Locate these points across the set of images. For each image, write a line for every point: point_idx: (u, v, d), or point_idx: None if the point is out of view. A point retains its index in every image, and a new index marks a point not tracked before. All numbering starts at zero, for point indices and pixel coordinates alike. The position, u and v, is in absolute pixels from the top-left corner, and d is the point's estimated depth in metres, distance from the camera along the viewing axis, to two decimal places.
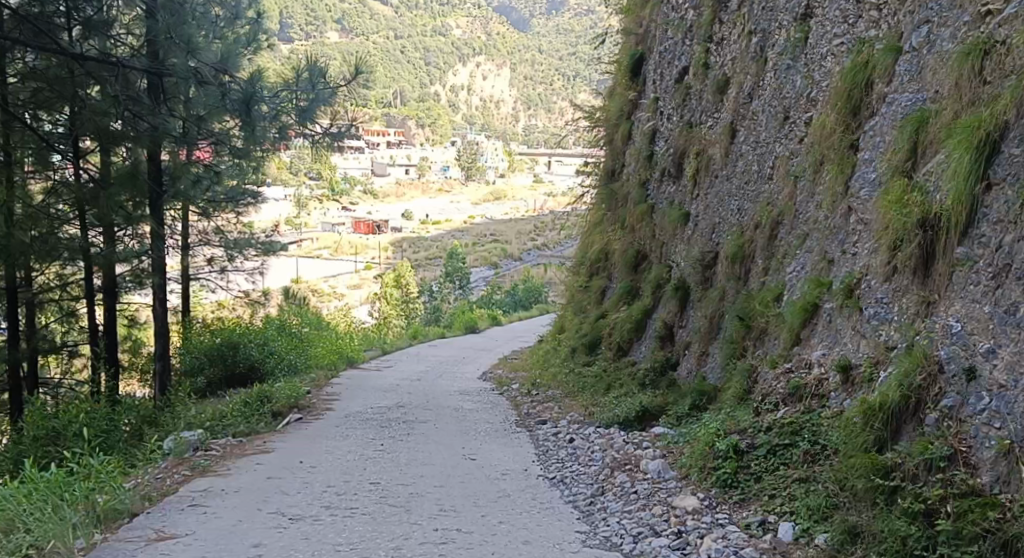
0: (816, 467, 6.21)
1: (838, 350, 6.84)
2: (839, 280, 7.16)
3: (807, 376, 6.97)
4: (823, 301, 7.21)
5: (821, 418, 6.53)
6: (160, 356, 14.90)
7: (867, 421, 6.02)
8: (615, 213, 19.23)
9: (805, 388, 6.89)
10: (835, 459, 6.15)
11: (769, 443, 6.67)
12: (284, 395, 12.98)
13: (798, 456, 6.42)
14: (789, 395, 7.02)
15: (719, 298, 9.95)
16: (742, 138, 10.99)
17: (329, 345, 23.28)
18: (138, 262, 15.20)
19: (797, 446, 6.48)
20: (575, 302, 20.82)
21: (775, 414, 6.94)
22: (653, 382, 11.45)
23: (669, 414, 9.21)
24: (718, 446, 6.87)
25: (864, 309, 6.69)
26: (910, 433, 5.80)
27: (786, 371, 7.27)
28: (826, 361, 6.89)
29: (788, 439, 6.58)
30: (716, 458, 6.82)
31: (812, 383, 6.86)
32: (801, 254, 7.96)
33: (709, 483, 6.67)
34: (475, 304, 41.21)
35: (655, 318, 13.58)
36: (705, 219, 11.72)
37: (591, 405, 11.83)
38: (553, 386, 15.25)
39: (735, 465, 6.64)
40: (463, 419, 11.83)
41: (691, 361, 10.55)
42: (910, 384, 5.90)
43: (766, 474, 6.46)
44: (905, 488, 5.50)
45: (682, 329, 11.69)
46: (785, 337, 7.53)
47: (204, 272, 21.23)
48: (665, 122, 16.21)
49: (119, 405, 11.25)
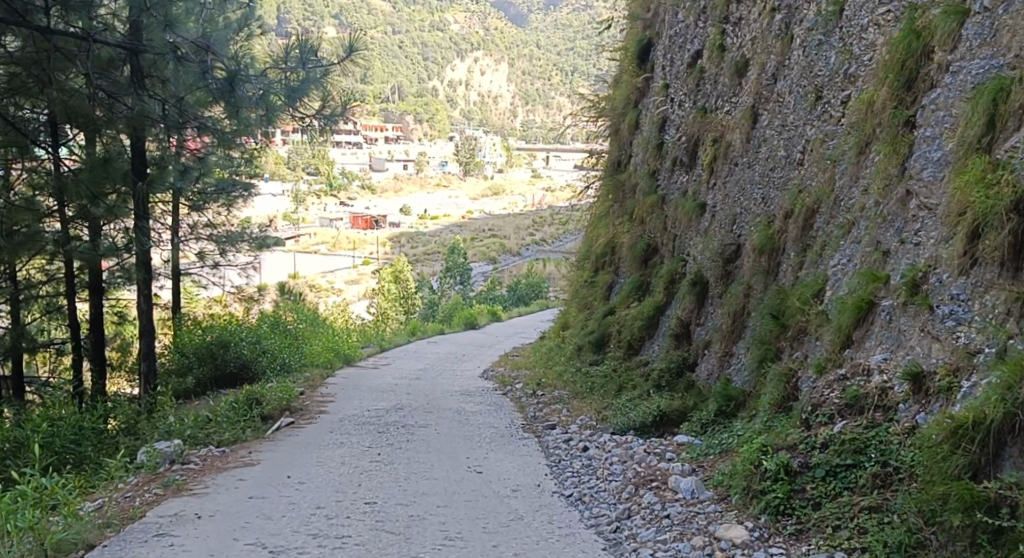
0: (889, 494, 5.49)
1: (904, 354, 6.08)
2: (898, 274, 6.43)
3: (866, 384, 6.20)
4: (879, 298, 6.49)
5: (890, 434, 5.78)
6: (145, 355, 14.12)
7: (954, 442, 5.28)
8: (622, 205, 18.49)
9: (865, 398, 6.11)
10: (912, 485, 5.43)
11: (828, 462, 5.91)
12: (273, 398, 12.22)
13: (865, 479, 5.66)
14: (846, 406, 6.23)
15: (743, 294, 9.23)
16: (766, 121, 10.26)
17: (325, 342, 22.56)
18: (124, 259, 14.40)
19: (863, 467, 5.74)
20: (579, 298, 20.07)
21: (831, 427, 6.16)
22: (670, 384, 10.73)
23: (692, 421, 8.50)
24: (765, 466, 6.12)
25: (936, 307, 5.95)
26: (1015, 457, 5.06)
27: (838, 379, 6.47)
28: (889, 366, 6.13)
29: (850, 460, 5.82)
30: (764, 480, 6.07)
31: (873, 393, 6.08)
32: (847, 244, 7.23)
33: (758, 510, 5.95)
34: (474, 300, 40.40)
35: (669, 315, 12.85)
36: (725, 209, 10.99)
37: (603, 409, 11.10)
38: (560, 386, 14.54)
39: (787, 490, 5.91)
40: (465, 424, 11.10)
41: (712, 362, 9.83)
42: (1014, 398, 5.12)
43: (826, 500, 5.72)
44: (1016, 529, 4.82)
45: (700, 327, 10.97)
46: (831, 338, 6.80)
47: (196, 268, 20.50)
48: (676, 109, 15.47)
49: (99, 409, 10.51)
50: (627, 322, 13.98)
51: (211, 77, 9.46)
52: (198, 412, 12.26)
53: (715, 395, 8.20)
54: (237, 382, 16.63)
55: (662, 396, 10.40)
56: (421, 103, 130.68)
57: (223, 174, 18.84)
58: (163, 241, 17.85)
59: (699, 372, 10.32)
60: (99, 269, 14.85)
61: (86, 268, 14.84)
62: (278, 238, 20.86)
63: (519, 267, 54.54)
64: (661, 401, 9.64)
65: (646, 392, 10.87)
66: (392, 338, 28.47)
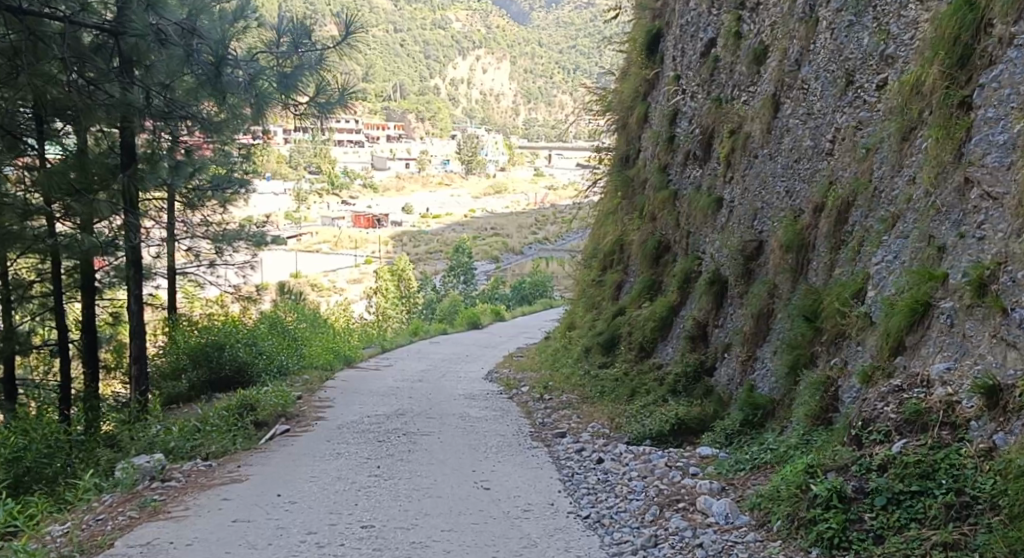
0: (968, 528, 4.97)
1: (972, 364, 5.57)
2: (959, 271, 5.91)
3: (927, 396, 5.65)
4: (938, 299, 5.96)
5: (963, 456, 5.26)
6: (136, 358, 13.51)
7: None
8: (631, 201, 17.90)
9: (928, 413, 5.55)
10: (994, 517, 4.94)
11: (889, 488, 5.35)
12: (268, 403, 11.65)
13: (937, 510, 5.12)
14: (904, 422, 5.64)
15: (767, 294, 8.64)
16: (789, 109, 9.67)
17: (325, 343, 21.99)
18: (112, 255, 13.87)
19: (931, 495, 5.19)
20: (586, 297, 19.45)
21: (889, 447, 5.59)
22: (689, 390, 10.12)
23: (713, 432, 7.95)
24: (816, 491, 5.55)
25: (1010, 311, 5.46)
26: None
27: (892, 390, 5.89)
28: (953, 378, 5.60)
29: (917, 487, 5.27)
30: (814, 508, 5.51)
31: (938, 407, 5.53)
32: (893, 239, 6.66)
33: (809, 542, 5.39)
34: (478, 300, 39.74)
35: (684, 316, 12.25)
36: (744, 203, 10.41)
37: (616, 416, 10.50)
38: (568, 390, 13.97)
39: (842, 519, 5.35)
40: (470, 431, 10.53)
41: (733, 367, 9.23)
42: None
43: (890, 532, 5.18)
44: None
45: (719, 329, 10.37)
46: (880, 343, 6.29)
47: (192, 268, 19.94)
48: (688, 101, 14.88)
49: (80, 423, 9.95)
50: (639, 322, 13.38)
51: (194, 61, 8.99)
52: (190, 419, 11.69)
53: (742, 403, 7.62)
54: (232, 386, 16.00)
55: (680, 402, 9.79)
56: (423, 101, 130.11)
57: (217, 170, 18.28)
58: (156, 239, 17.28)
59: (719, 377, 9.73)
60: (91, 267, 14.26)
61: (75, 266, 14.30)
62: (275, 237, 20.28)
63: (522, 266, 53.86)
64: (680, 408, 9.06)
65: (664, 399, 10.27)
66: (394, 339, 27.84)
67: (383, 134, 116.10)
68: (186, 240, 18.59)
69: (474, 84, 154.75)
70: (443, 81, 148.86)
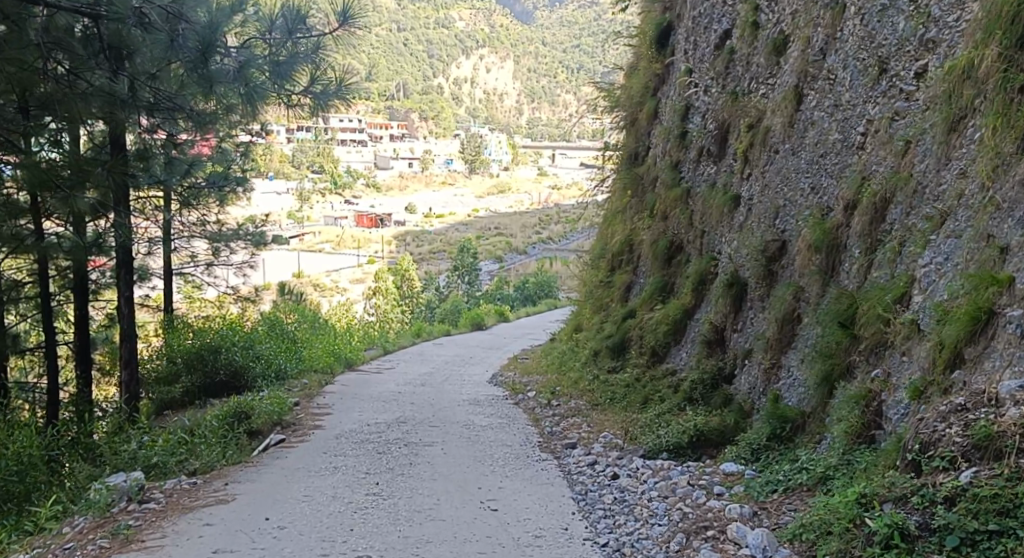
0: None
1: None
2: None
3: (998, 418, 5.09)
4: (1003, 306, 5.46)
5: None
6: (127, 363, 12.96)
7: None
8: (640, 200, 17.38)
9: (1003, 439, 4.99)
10: None
11: (961, 526, 4.81)
12: (264, 410, 11.17)
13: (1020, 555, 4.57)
14: (974, 447, 5.09)
15: (792, 297, 8.12)
16: (814, 100, 9.16)
17: (325, 345, 21.48)
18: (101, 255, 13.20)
19: (1012, 537, 4.65)
20: (593, 298, 18.93)
21: (958, 477, 5.03)
22: (706, 399, 9.61)
23: (736, 446, 7.45)
24: (874, 528, 5.04)
25: None
26: None
27: (955, 409, 5.33)
28: None
29: (995, 525, 4.72)
30: (873, 547, 5.00)
31: (1013, 432, 4.96)
32: (944, 238, 6.19)
33: None
34: (482, 300, 39.19)
35: (698, 319, 11.73)
36: (765, 200, 9.91)
37: (629, 426, 10.00)
38: (577, 396, 13.45)
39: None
40: (474, 441, 10.05)
41: (755, 375, 8.72)
42: None
43: None
44: None
45: (738, 334, 9.86)
46: (932, 352, 5.84)
47: (189, 268, 19.45)
48: (701, 96, 14.37)
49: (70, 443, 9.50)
50: (650, 325, 12.86)
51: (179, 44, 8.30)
52: (183, 428, 11.22)
53: (768, 416, 7.10)
54: (228, 391, 15.48)
55: (698, 412, 9.28)
56: (427, 101, 129.75)
57: (216, 168, 17.80)
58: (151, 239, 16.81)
59: (739, 385, 9.21)
60: (85, 268, 13.74)
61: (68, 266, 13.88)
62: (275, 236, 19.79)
63: (526, 266, 53.30)
64: (698, 419, 8.55)
65: (680, 407, 9.76)
66: (397, 340, 27.30)
67: (386, 133, 115.61)
68: (183, 240, 18.12)
69: (478, 83, 154.19)
70: (447, 80, 148.41)
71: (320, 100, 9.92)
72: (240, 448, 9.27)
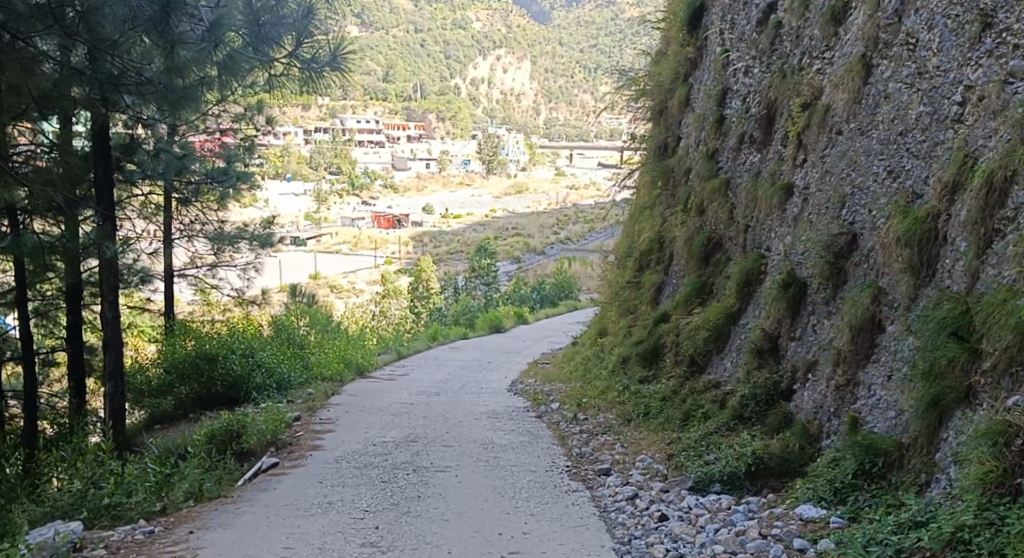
0: None
1: None
2: None
3: None
4: None
5: None
6: (111, 375, 11.70)
7: None
8: (672, 193, 16.11)
9: None
10: None
11: None
12: (257, 428, 10.00)
13: None
14: None
15: (870, 300, 6.89)
16: (885, 70, 7.92)
17: (336, 349, 20.19)
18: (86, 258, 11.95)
19: None
20: (619, 301, 17.63)
21: None
22: (763, 420, 8.34)
23: (813, 480, 6.37)
24: None
25: None
26: None
27: None
28: None
29: None
30: None
31: None
32: None
33: None
34: (499, 301, 37.88)
35: (744, 326, 10.42)
36: (826, 188, 8.66)
37: (671, 449, 8.78)
38: (608, 410, 12.18)
39: None
40: (494, 466, 8.86)
41: (822, 392, 7.46)
42: None
43: None
44: None
45: (794, 342, 8.60)
46: None
47: (190, 270, 18.20)
48: (739, 78, 13.10)
49: (37, 483, 8.37)
50: (688, 331, 11.59)
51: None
52: (167, 452, 10.01)
53: (853, 448, 6.14)
54: (226, 402, 14.28)
55: (749, 433, 8.03)
56: (445, 102, 128.94)
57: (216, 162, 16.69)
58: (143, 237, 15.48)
59: (798, 403, 7.96)
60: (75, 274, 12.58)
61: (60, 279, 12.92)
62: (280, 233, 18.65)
63: (545, 267, 51.92)
64: (756, 445, 7.35)
65: (730, 428, 8.52)
66: (412, 343, 26.05)
67: (403, 134, 114.47)
68: (182, 240, 17.02)
69: (495, 83, 152.97)
70: (464, 80, 147.51)
71: (312, 67, 9.38)
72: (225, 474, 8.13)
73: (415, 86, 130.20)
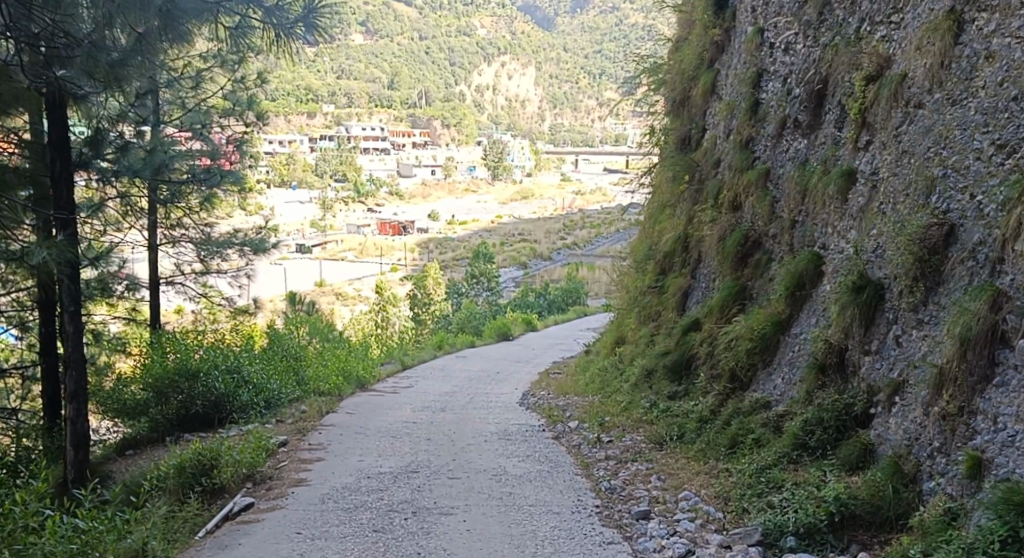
0: None
1: None
2: None
3: None
4: None
5: None
6: (72, 397, 10.16)
7: None
8: (696, 188, 14.74)
9: None
10: None
11: None
12: (232, 459, 8.63)
13: None
14: None
15: (987, 307, 5.67)
16: (984, 24, 6.60)
17: (334, 360, 18.76)
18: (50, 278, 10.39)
19: None
20: (637, 308, 16.20)
21: None
22: (837, 450, 6.95)
23: (938, 541, 5.24)
24: None
25: None
26: None
27: None
28: None
29: None
30: None
31: None
32: None
33: None
34: (507, 308, 36.40)
35: (797, 336, 8.95)
36: (903, 172, 7.31)
37: (721, 485, 7.43)
38: (635, 431, 10.77)
39: None
40: (509, 507, 7.46)
41: (918, 420, 6.09)
42: None
43: None
44: None
45: (867, 357, 7.18)
46: None
47: (180, 279, 16.40)
48: (778, 56, 11.75)
49: None
50: (726, 342, 10.20)
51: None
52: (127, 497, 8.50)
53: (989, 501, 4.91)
54: (206, 424, 12.75)
55: (821, 467, 6.66)
56: (449, 108, 127.84)
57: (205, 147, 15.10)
58: (119, 241, 14.01)
59: (879, 432, 6.55)
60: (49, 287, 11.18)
61: (30, 284, 11.66)
62: (274, 235, 17.22)
63: (553, 272, 50.62)
64: (838, 485, 6.11)
65: (795, 460, 7.15)
66: (415, 353, 24.59)
67: (408, 141, 113.24)
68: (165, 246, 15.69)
69: (499, 89, 151.64)
70: (467, 86, 146.19)
71: (277, 17, 7.87)
72: (180, 538, 6.83)
73: (418, 92, 129.02)
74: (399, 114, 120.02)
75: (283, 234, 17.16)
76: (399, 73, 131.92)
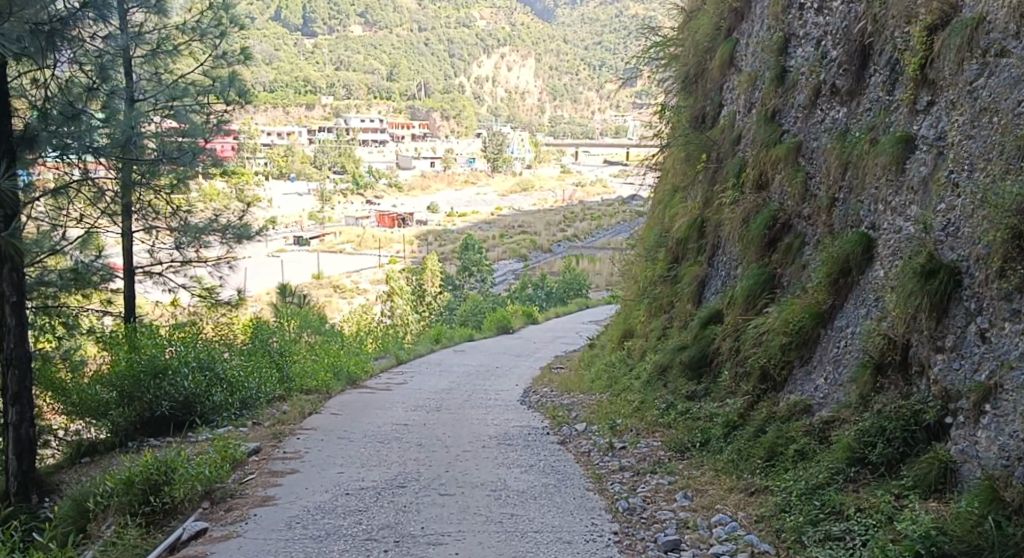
0: None
1: None
2: None
3: None
4: None
5: None
6: (13, 399, 8.99)
7: None
8: (712, 168, 13.50)
9: None
10: None
11: None
12: (189, 473, 7.47)
13: None
14: None
15: None
16: None
17: (324, 355, 17.46)
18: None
19: None
20: (647, 299, 14.95)
21: None
22: (906, 468, 5.82)
23: None
24: None
25: None
26: None
27: None
28: None
29: None
30: None
31: None
32: None
33: None
34: (506, 301, 35.15)
35: (842, 329, 7.75)
36: (983, 135, 6.15)
37: (765, 507, 6.28)
38: (652, 436, 9.55)
39: None
40: (510, 536, 6.33)
41: (1021, 434, 5.13)
42: None
43: None
44: None
45: (939, 356, 6.01)
46: None
47: (164, 273, 14.85)
48: (809, 18, 10.55)
49: None
50: (755, 337, 9.00)
51: None
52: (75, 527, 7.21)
53: None
54: (175, 427, 11.55)
55: (891, 488, 5.60)
56: (448, 99, 126.42)
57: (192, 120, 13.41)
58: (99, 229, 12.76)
59: (962, 447, 5.51)
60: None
61: None
62: (265, 224, 15.88)
63: (554, 264, 49.34)
64: (921, 517, 5.14)
65: (854, 478, 6.00)
66: (410, 347, 23.36)
67: (408, 132, 111.80)
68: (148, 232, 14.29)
69: (499, 79, 150.10)
70: (466, 76, 144.74)
71: None
72: None
73: (417, 83, 127.62)
74: (398, 105, 118.74)
75: (275, 221, 15.91)
76: (399, 64, 130.70)
